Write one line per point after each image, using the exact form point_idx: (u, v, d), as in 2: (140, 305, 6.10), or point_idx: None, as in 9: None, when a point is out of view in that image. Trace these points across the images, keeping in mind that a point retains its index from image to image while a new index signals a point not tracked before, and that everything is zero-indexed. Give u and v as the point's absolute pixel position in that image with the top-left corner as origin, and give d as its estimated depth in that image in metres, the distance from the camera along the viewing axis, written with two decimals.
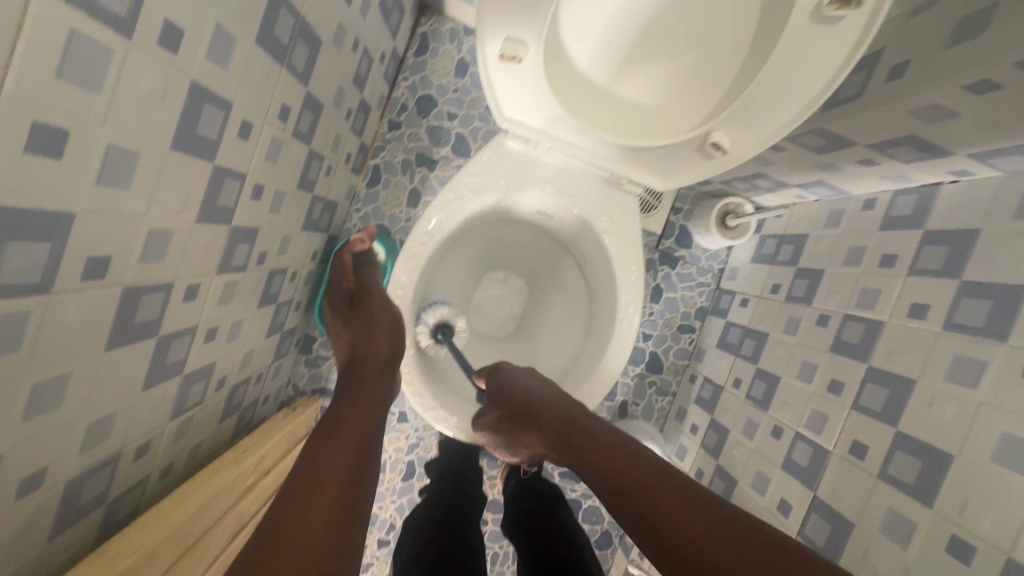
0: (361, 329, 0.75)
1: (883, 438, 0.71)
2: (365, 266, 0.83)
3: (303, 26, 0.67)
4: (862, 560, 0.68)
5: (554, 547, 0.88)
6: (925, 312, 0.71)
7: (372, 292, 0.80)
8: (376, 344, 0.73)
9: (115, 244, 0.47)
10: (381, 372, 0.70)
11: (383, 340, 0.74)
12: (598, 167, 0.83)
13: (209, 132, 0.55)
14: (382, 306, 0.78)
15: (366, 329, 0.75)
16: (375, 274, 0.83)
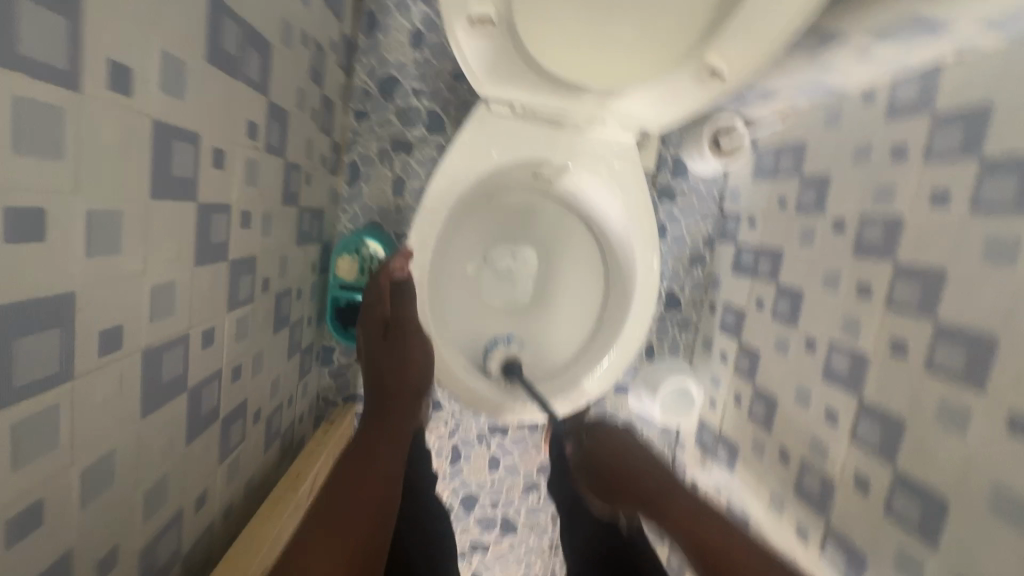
0: (399, 358, 0.78)
1: (924, 332, 0.71)
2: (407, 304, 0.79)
3: (249, 32, 0.62)
4: (921, 452, 0.69)
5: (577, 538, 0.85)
6: (947, 199, 0.70)
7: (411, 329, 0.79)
8: (411, 376, 0.78)
9: (124, 311, 0.45)
10: (412, 407, 0.77)
11: (415, 371, 0.78)
12: (590, 118, 0.80)
13: (185, 170, 0.51)
14: (420, 342, 0.80)
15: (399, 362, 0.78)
16: (414, 305, 0.81)
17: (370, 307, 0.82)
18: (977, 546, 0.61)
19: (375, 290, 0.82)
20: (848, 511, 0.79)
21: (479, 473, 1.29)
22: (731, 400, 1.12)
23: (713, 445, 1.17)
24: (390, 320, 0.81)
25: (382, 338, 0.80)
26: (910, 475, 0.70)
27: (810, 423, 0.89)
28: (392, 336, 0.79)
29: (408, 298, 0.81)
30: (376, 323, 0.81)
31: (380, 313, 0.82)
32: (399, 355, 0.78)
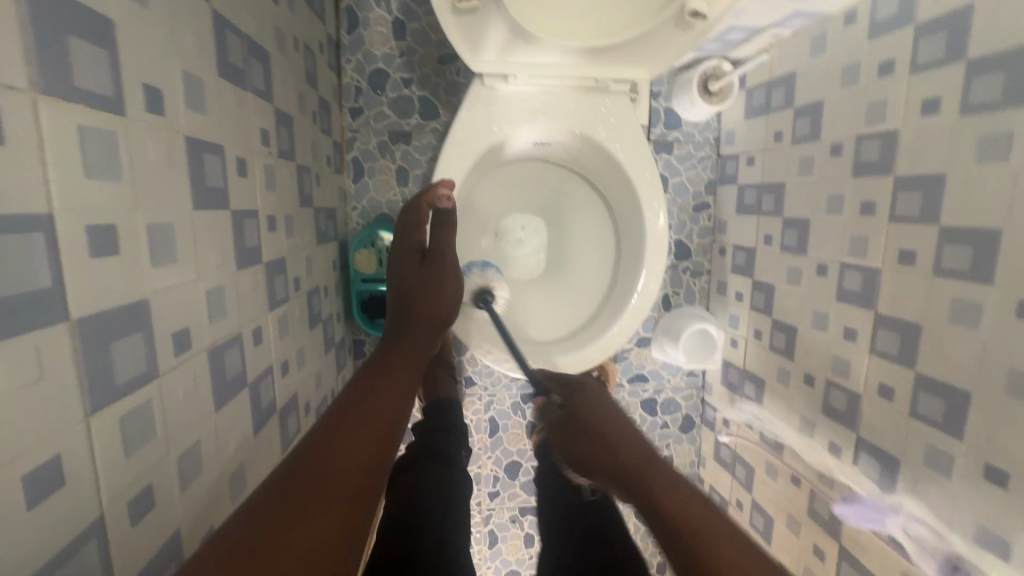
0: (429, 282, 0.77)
1: (929, 238, 0.73)
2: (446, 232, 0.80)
3: (249, 43, 0.65)
4: (938, 352, 0.73)
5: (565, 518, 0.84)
6: (938, 106, 0.72)
7: (447, 259, 0.79)
8: (439, 304, 0.75)
9: (188, 315, 0.49)
10: (433, 334, 0.72)
11: (445, 302, 0.76)
12: (581, 78, 0.82)
13: (216, 181, 0.55)
14: (452, 273, 0.79)
15: (428, 290, 0.76)
16: (450, 236, 0.82)
17: (409, 233, 0.82)
18: (1000, 429, 0.64)
19: (414, 213, 0.83)
20: (876, 420, 0.83)
21: (519, 440, 1.34)
22: (751, 336, 1.16)
23: (739, 382, 1.21)
24: (426, 248, 0.81)
25: (418, 264, 0.78)
26: (931, 376, 0.74)
27: (830, 345, 0.93)
28: (427, 263, 0.78)
29: (448, 226, 0.81)
30: (413, 250, 0.81)
31: (417, 240, 0.82)
32: (432, 282, 0.77)
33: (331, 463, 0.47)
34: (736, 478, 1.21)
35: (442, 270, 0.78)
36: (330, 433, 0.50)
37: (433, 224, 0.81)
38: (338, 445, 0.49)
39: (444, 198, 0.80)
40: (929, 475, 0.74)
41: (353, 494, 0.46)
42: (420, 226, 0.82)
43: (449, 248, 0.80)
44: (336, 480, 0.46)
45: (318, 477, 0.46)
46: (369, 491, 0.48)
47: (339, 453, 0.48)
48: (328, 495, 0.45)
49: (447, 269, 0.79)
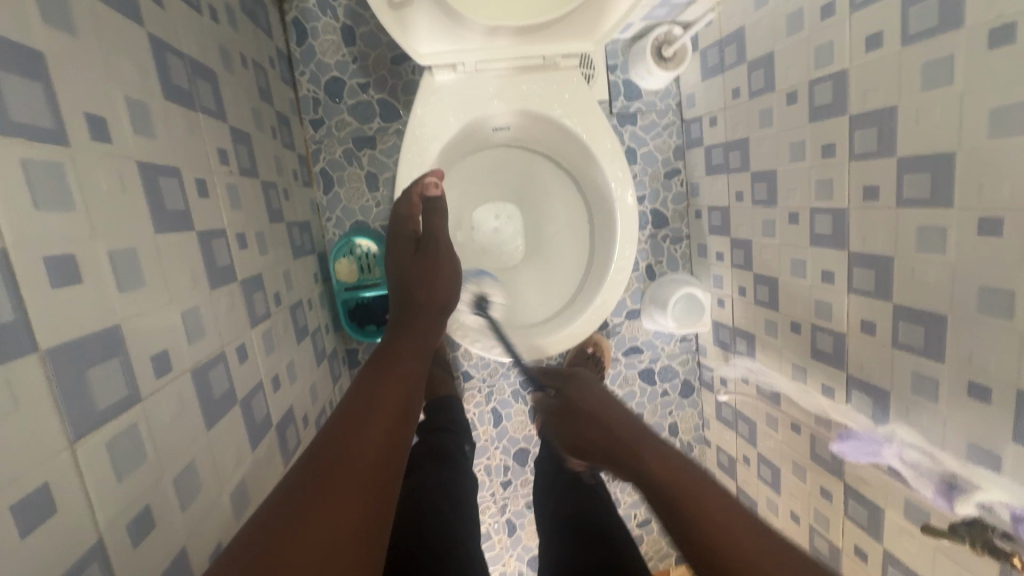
0: (427, 272, 0.77)
1: (888, 170, 0.74)
2: (437, 218, 0.80)
3: (192, 63, 0.65)
4: (911, 280, 0.74)
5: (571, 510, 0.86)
6: (880, 40, 0.73)
7: (441, 245, 0.79)
8: (438, 291, 0.75)
9: (164, 338, 0.50)
10: (435, 324, 0.72)
11: (444, 287, 0.77)
12: (531, 57, 0.81)
13: (176, 203, 0.55)
14: (448, 258, 0.79)
15: (428, 278, 0.77)
16: (442, 223, 0.81)
17: (403, 223, 0.82)
18: (978, 345, 0.66)
19: (407, 204, 0.82)
20: (862, 356, 0.84)
21: (524, 427, 1.35)
22: (736, 294, 1.18)
23: (731, 340, 1.22)
24: (420, 235, 0.81)
25: (413, 252, 0.80)
26: (907, 304, 0.75)
27: (811, 289, 0.94)
28: (423, 251, 0.79)
29: (440, 213, 0.81)
30: (408, 238, 0.81)
31: (411, 228, 0.83)
32: (428, 268, 0.78)
33: (346, 458, 0.47)
34: (740, 435, 1.22)
35: (437, 256, 0.78)
36: (343, 430, 0.50)
37: (425, 213, 0.81)
38: (351, 442, 0.49)
39: (433, 185, 0.80)
40: (918, 401, 0.75)
41: (368, 488, 0.47)
42: (413, 216, 0.81)
43: (442, 236, 0.80)
44: (350, 475, 0.46)
45: (333, 472, 0.46)
46: (386, 487, 0.49)
47: (351, 448, 0.49)
48: (344, 488, 0.45)
49: (443, 256, 0.79)
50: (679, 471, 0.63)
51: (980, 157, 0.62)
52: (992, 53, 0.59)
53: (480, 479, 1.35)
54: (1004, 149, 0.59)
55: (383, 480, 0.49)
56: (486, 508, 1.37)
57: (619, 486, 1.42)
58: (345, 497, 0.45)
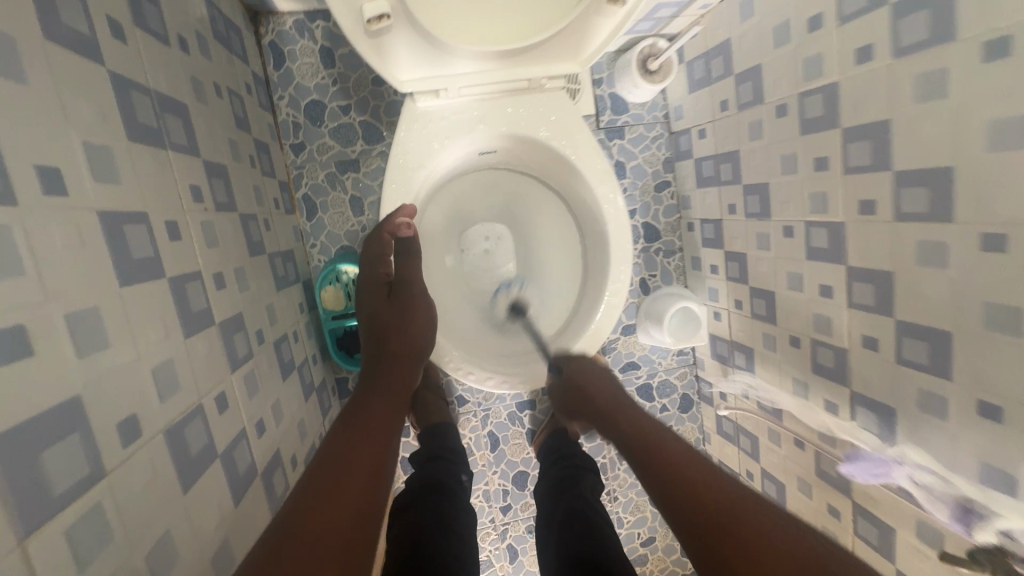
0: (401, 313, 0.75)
1: (884, 184, 0.73)
2: (410, 261, 0.80)
3: (160, 98, 0.62)
4: (913, 296, 0.72)
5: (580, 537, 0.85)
6: (871, 53, 0.71)
7: (414, 288, 0.78)
8: (413, 335, 0.74)
9: (131, 400, 0.46)
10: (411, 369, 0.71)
11: (420, 331, 0.76)
12: (514, 80, 0.78)
13: (145, 250, 0.52)
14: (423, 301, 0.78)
15: (401, 321, 0.75)
16: (415, 266, 0.81)
17: (375, 267, 0.82)
18: (985, 364, 0.64)
19: (377, 244, 0.81)
20: (866, 371, 0.82)
21: (522, 450, 1.32)
22: (732, 307, 1.16)
23: (729, 354, 1.20)
24: (393, 279, 0.81)
25: (385, 296, 0.78)
26: (909, 320, 0.73)
27: (809, 304, 0.92)
28: (395, 293, 0.78)
29: (412, 255, 0.81)
30: (380, 281, 0.80)
31: (383, 272, 0.82)
32: (403, 309, 0.77)
33: (328, 503, 0.46)
34: (742, 450, 1.20)
35: (410, 297, 0.77)
36: (317, 485, 0.48)
37: (397, 254, 0.81)
38: (326, 497, 0.47)
39: (404, 226, 0.78)
40: (926, 419, 0.73)
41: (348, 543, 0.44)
42: (384, 257, 0.81)
43: (415, 277, 0.80)
44: (331, 526, 0.45)
45: (309, 532, 0.43)
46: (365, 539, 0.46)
47: (330, 491, 0.47)
48: (325, 531, 0.44)
49: (416, 296, 0.78)
50: (693, 465, 0.59)
51: (979, 172, 0.60)
52: (985, 66, 0.58)
53: (478, 505, 1.31)
54: (1002, 164, 0.58)
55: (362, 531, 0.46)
56: (486, 534, 1.33)
57: (621, 506, 1.39)
58: (327, 539, 0.43)
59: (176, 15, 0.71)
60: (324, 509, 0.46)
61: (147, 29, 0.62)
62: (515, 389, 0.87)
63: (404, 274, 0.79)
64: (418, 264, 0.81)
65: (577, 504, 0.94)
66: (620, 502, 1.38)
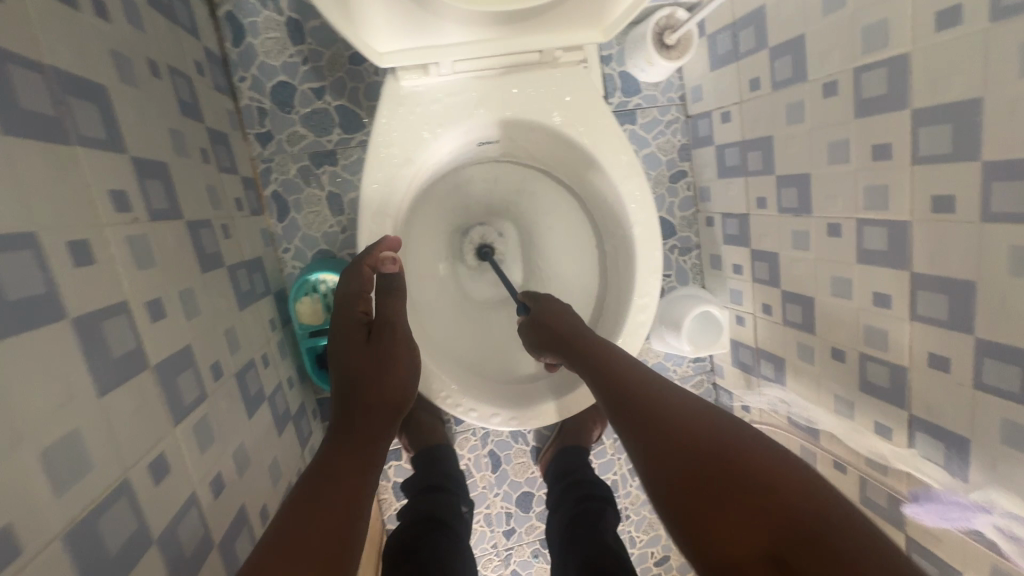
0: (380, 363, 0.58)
1: (968, 177, 0.60)
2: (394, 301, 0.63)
3: (63, 78, 0.47)
4: (1001, 311, 0.60)
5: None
6: (958, 16, 0.58)
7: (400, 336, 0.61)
8: (394, 389, 0.57)
9: (3, 507, 0.33)
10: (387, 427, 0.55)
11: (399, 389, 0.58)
12: (521, 52, 0.64)
13: (32, 286, 0.38)
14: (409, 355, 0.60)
15: (377, 370, 0.58)
16: (400, 306, 0.64)
17: (352, 301, 0.63)
18: None
19: (356, 277, 0.64)
20: (931, 394, 0.71)
21: (526, 469, 1.20)
22: (759, 312, 1.04)
23: (754, 363, 1.08)
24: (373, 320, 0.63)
25: (364, 341, 0.60)
26: (994, 340, 0.62)
27: (858, 314, 0.80)
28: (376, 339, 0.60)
29: (397, 293, 0.65)
30: (357, 323, 0.62)
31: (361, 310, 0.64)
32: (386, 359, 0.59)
33: None
34: None
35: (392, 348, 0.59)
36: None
37: (381, 292, 0.63)
38: None
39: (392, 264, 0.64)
40: (1011, 455, 0.62)
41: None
42: (363, 294, 0.63)
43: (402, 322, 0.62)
44: None
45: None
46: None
47: None
48: None
49: (401, 344, 0.60)
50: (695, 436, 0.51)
51: None
52: None
53: (479, 531, 1.20)
54: None
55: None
56: (489, 560, 1.22)
57: (633, 524, 1.28)
58: None
59: None
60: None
61: None
62: (525, 426, 0.73)
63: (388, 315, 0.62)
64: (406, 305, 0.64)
65: (597, 547, 0.81)
66: (632, 521, 1.28)
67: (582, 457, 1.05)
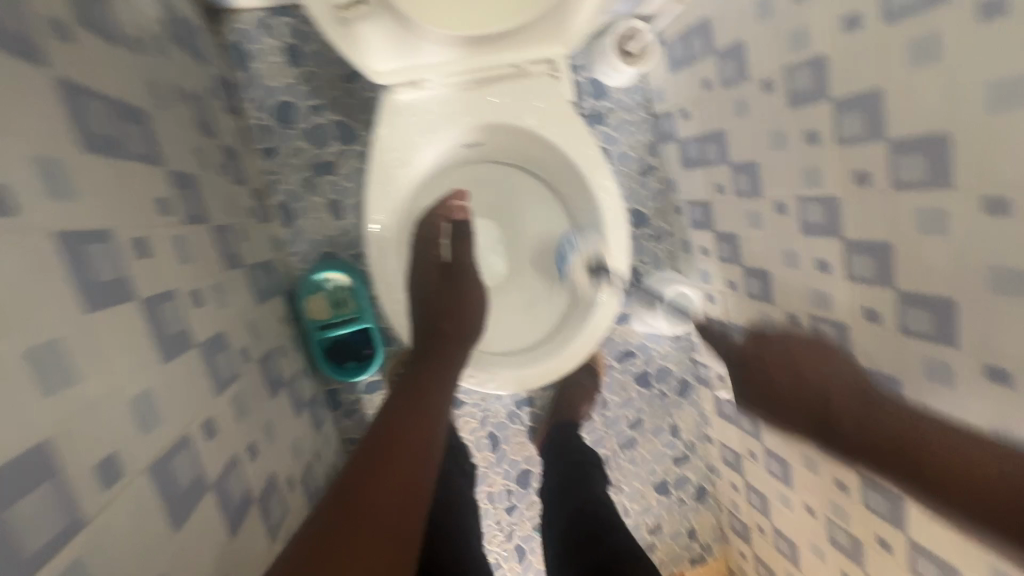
0: (453, 302, 0.76)
1: (880, 154, 0.72)
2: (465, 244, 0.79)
3: (117, 105, 0.57)
4: (914, 266, 0.71)
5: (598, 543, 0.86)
6: (860, 20, 0.70)
7: (469, 275, 0.79)
8: (463, 325, 0.75)
9: (108, 440, 0.42)
10: (458, 360, 0.71)
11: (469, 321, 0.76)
12: (498, 65, 0.75)
13: (110, 272, 0.48)
14: (473, 293, 0.78)
15: (453, 312, 0.76)
16: (468, 251, 0.80)
17: (426, 248, 0.78)
18: (994, 329, 0.63)
19: (430, 228, 0.78)
20: (869, 344, 0.82)
21: (523, 448, 1.29)
22: (726, 289, 1.14)
23: (725, 336, 1.19)
24: (446, 262, 0.78)
25: (439, 279, 0.77)
26: (912, 290, 0.73)
27: (807, 281, 0.91)
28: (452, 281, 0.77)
29: (466, 239, 0.79)
30: (432, 265, 0.77)
31: (434, 255, 0.78)
32: (456, 300, 0.77)
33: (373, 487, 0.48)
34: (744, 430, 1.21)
35: (462, 290, 0.77)
36: (366, 470, 0.50)
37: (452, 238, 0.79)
38: (375, 475, 0.49)
39: (461, 211, 0.78)
40: (933, 388, 0.73)
41: (396, 536, 0.46)
42: (438, 241, 0.78)
43: (470, 266, 0.79)
44: (380, 506, 0.47)
45: (371, 496, 0.47)
46: (411, 529, 0.47)
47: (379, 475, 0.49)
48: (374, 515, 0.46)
49: (467, 287, 0.78)
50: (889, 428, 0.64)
51: (977, 135, 0.60)
52: (983, 25, 0.56)
53: (483, 509, 1.28)
54: (1001, 126, 0.57)
55: (409, 520, 0.48)
56: (493, 536, 1.30)
57: (626, 496, 1.37)
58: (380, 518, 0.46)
59: (126, 13, 0.65)
60: (383, 485, 0.49)
61: (95, 29, 0.57)
62: (514, 389, 0.84)
63: (460, 262, 0.79)
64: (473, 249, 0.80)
65: (584, 504, 0.94)
66: (625, 493, 1.37)
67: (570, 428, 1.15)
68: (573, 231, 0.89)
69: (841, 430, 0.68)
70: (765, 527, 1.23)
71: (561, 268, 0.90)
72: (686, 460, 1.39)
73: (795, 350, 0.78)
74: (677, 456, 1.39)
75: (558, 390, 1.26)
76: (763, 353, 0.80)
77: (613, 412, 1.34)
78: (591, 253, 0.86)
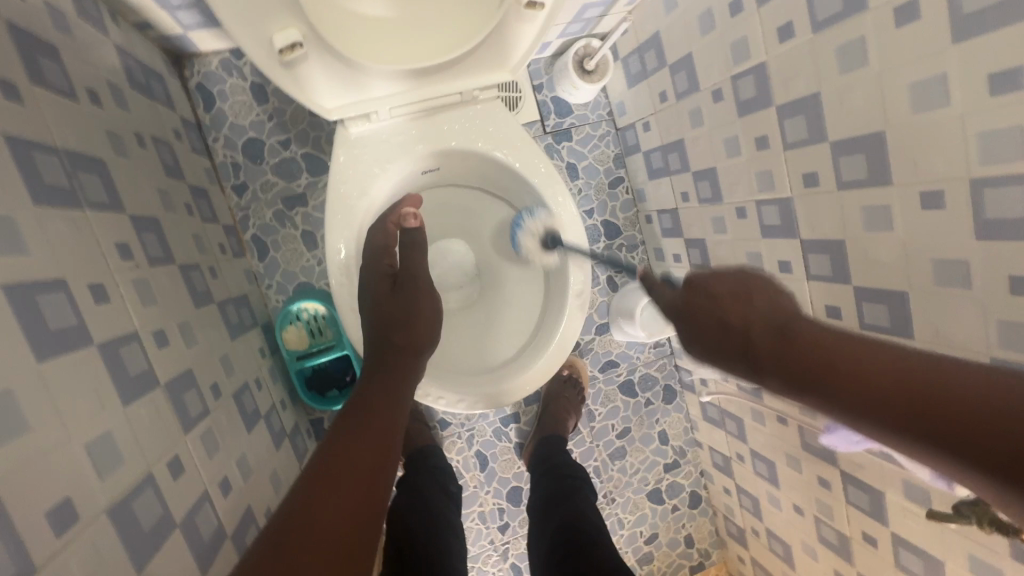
0: (409, 310, 0.73)
1: (823, 155, 0.74)
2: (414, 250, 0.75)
3: (74, 158, 0.59)
4: (866, 261, 0.73)
5: (580, 552, 0.84)
6: (791, 30, 0.72)
7: (420, 282, 0.75)
8: (420, 332, 0.73)
9: (62, 484, 0.43)
10: (414, 366, 0.71)
11: (425, 329, 0.74)
12: (446, 93, 0.77)
13: (65, 320, 0.49)
14: (428, 302, 0.76)
15: (408, 320, 0.73)
16: (418, 257, 0.77)
17: (376, 257, 0.77)
18: (941, 319, 0.65)
19: (382, 236, 0.78)
20: None
21: (512, 465, 1.29)
22: None
23: None
24: (396, 271, 0.76)
25: (390, 291, 0.74)
26: (867, 286, 0.74)
27: (771, 280, 0.93)
28: (401, 289, 0.74)
29: (416, 245, 0.77)
30: (384, 275, 0.75)
31: (386, 265, 0.77)
32: (411, 310, 0.74)
33: (317, 513, 0.47)
34: (730, 433, 1.22)
35: (417, 296, 0.74)
36: (310, 494, 0.49)
37: (401, 246, 0.77)
38: (319, 502, 0.48)
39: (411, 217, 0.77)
40: None
41: (347, 542, 0.46)
42: (388, 249, 0.77)
43: (420, 272, 0.76)
44: (323, 534, 0.46)
45: (312, 525, 0.46)
46: (360, 554, 0.47)
47: (325, 502, 0.48)
48: (318, 542, 0.45)
49: (420, 290, 0.75)
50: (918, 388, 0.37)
51: (906, 133, 0.62)
52: (899, 30, 0.59)
53: (475, 529, 1.28)
54: (926, 124, 0.60)
55: (363, 532, 0.48)
56: (488, 556, 1.29)
57: (620, 507, 1.36)
58: (324, 546, 0.45)
59: (84, 67, 0.68)
60: (329, 511, 0.47)
61: (51, 85, 0.59)
62: (484, 406, 0.84)
63: (408, 267, 0.76)
64: (423, 255, 0.77)
65: (569, 519, 0.93)
66: (618, 504, 1.36)
67: (553, 444, 1.14)
68: (527, 303, 0.94)
69: (771, 368, 0.45)
70: (759, 530, 1.23)
71: (516, 237, 0.89)
72: (677, 467, 1.39)
73: (716, 294, 0.51)
74: (668, 463, 1.38)
75: (543, 404, 1.27)
76: (702, 288, 0.53)
77: (600, 423, 1.34)
78: (543, 230, 0.86)
